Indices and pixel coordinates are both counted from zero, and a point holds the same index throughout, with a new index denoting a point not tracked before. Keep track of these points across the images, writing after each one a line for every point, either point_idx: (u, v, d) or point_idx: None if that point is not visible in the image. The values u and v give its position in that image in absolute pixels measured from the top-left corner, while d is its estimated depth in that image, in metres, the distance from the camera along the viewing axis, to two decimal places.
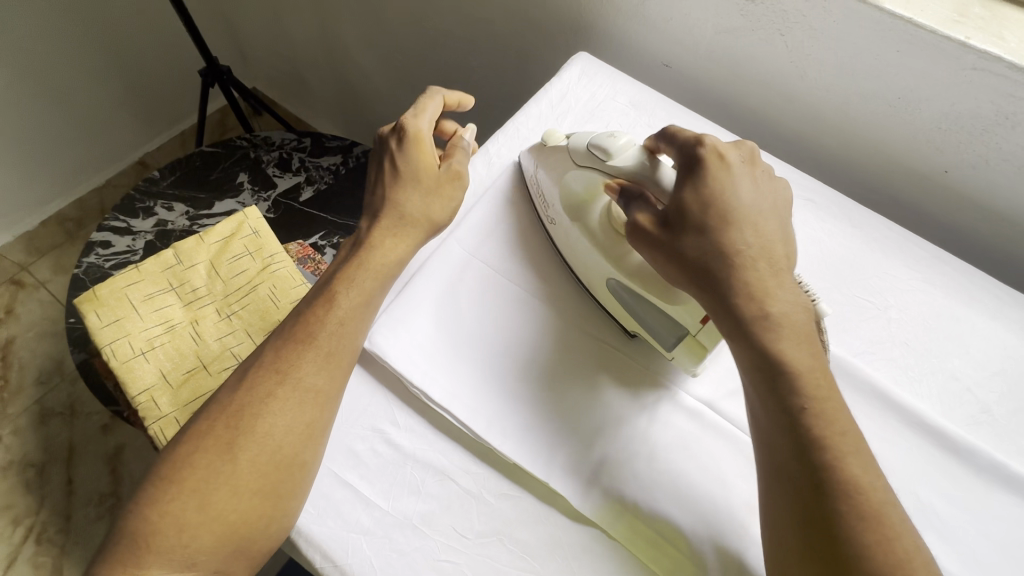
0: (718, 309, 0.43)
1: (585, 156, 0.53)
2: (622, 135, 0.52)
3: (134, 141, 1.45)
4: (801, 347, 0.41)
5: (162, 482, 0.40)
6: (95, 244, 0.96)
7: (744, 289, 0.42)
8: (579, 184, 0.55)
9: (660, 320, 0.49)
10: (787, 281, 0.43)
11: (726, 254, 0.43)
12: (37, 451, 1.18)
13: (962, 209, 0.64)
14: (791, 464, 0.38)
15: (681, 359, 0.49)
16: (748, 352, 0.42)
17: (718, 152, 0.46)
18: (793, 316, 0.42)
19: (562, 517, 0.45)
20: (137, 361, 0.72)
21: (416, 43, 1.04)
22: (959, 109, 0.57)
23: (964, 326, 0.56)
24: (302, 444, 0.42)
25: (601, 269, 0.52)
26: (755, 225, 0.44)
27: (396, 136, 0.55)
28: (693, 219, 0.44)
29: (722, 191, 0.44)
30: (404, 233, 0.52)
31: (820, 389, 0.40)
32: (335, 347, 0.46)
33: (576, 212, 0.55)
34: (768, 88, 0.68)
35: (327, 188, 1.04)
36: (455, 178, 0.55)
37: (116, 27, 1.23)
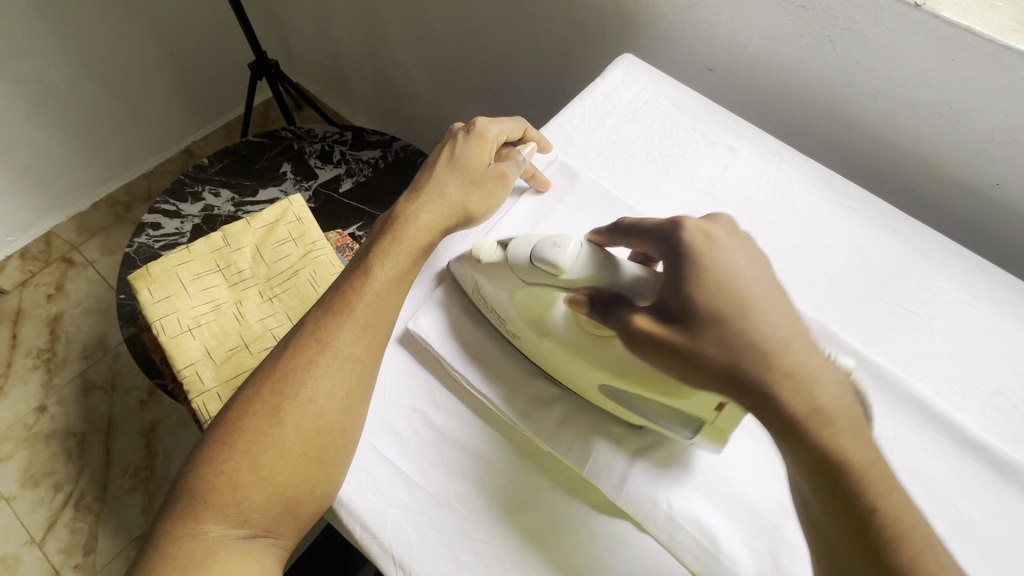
0: (758, 407, 0.37)
1: (531, 270, 0.48)
2: (565, 240, 0.46)
3: (183, 130, 1.51)
4: (861, 439, 0.36)
5: (216, 443, 0.43)
6: (146, 225, 1.00)
7: (788, 384, 0.37)
8: (529, 299, 0.49)
9: (671, 413, 0.44)
10: (826, 363, 0.38)
11: (750, 344, 0.38)
12: (79, 421, 1.24)
13: (1011, 222, 0.62)
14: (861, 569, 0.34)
15: (702, 441, 0.45)
16: (802, 459, 0.36)
17: (704, 232, 0.42)
18: (843, 403, 0.37)
19: (593, 506, 0.46)
20: (184, 336, 0.75)
21: (459, 41, 1.06)
22: (1014, 121, 0.56)
23: (1011, 341, 0.55)
24: (344, 410, 0.44)
25: (589, 376, 0.47)
26: (773, 305, 0.39)
27: (464, 130, 0.58)
28: (705, 310, 0.39)
29: (725, 272, 0.40)
30: (444, 217, 0.54)
31: (883, 482, 0.35)
32: (371, 319, 0.47)
33: (539, 326, 0.48)
34: (814, 95, 0.67)
35: (366, 181, 1.07)
36: (500, 179, 0.56)
37: (173, 20, 1.29)
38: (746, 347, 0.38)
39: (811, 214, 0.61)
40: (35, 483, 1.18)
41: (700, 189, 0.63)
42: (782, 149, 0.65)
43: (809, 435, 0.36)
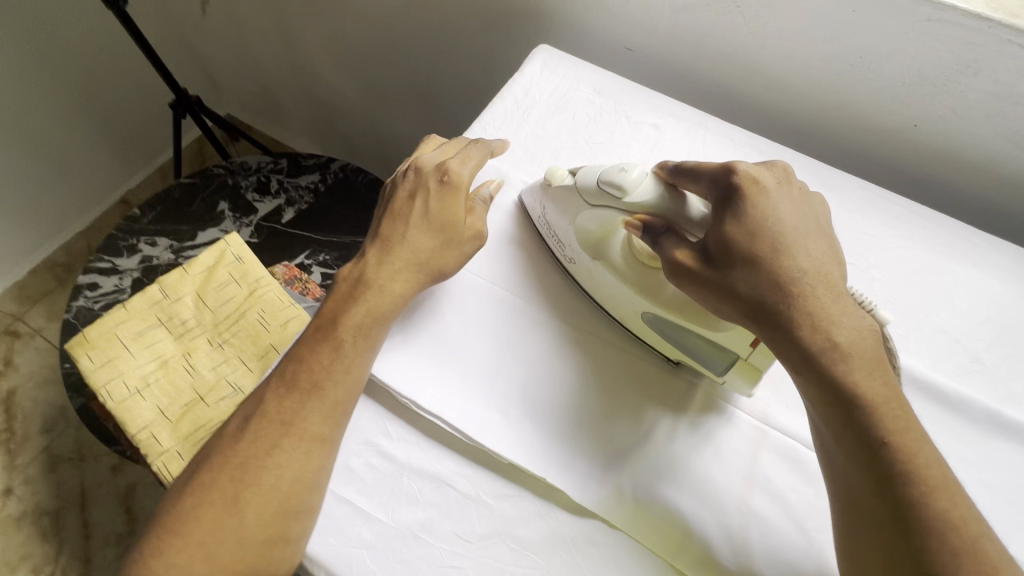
0: (780, 340, 0.41)
1: (598, 194, 0.49)
2: (634, 167, 0.47)
3: (115, 180, 1.44)
4: (871, 375, 0.39)
5: (169, 533, 0.41)
6: (82, 286, 0.96)
7: (808, 322, 0.40)
8: (592, 223, 0.51)
9: (710, 346, 0.47)
10: (849, 305, 0.41)
11: (780, 285, 0.41)
12: (51, 498, 1.19)
13: (935, 160, 0.64)
14: (870, 499, 0.37)
15: (734, 381, 0.47)
16: (817, 390, 0.40)
17: (753, 178, 0.44)
18: (860, 344, 0.40)
19: (562, 511, 0.45)
20: (134, 399, 0.72)
21: (381, 52, 1.03)
22: (921, 62, 0.57)
23: (948, 278, 0.56)
24: (309, 491, 0.42)
25: (633, 304, 0.49)
26: (807, 250, 0.43)
27: (437, 175, 0.52)
28: (742, 250, 0.42)
29: (769, 218, 0.43)
30: (413, 279, 0.50)
31: (897, 418, 0.38)
32: (342, 397, 0.45)
33: (597, 251, 0.52)
34: (731, 61, 0.67)
35: (308, 208, 1.05)
36: (475, 236, 0.52)
37: (89, 67, 1.23)
38: (774, 284, 0.41)
39: None
40: (13, 570, 1.13)
41: None
42: (706, 120, 0.65)
43: (825, 371, 0.39)
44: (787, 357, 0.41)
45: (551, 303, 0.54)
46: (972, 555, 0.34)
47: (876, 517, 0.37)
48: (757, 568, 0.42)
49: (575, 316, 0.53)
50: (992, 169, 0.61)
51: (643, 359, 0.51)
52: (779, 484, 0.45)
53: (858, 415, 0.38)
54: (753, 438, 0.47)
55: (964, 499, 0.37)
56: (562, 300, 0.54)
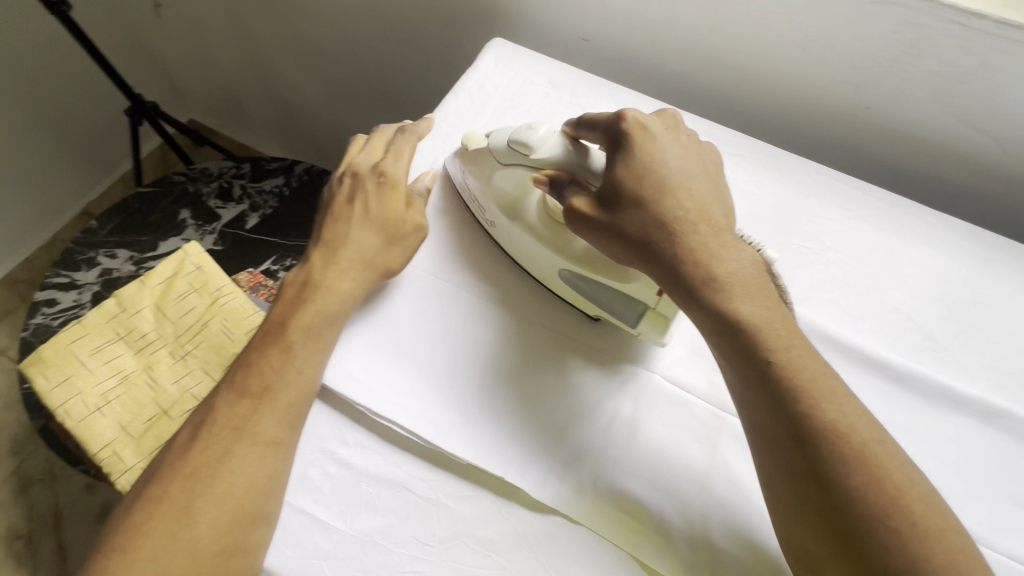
0: (669, 275, 0.42)
1: (508, 153, 0.50)
2: (541, 125, 0.49)
3: (75, 193, 1.39)
4: (752, 301, 0.41)
5: (117, 551, 0.39)
6: (39, 303, 0.93)
7: (689, 257, 0.42)
8: (508, 183, 0.52)
9: (621, 298, 0.48)
10: (731, 241, 0.43)
11: (664, 222, 0.43)
12: (23, 521, 1.16)
13: (887, 140, 0.64)
14: (769, 419, 0.39)
15: (646, 332, 0.48)
16: (702, 320, 0.42)
17: (641, 124, 0.45)
18: (739, 274, 0.41)
19: (523, 509, 0.45)
20: (94, 417, 0.70)
21: (339, 51, 1.01)
22: (869, 44, 0.57)
23: (901, 257, 0.56)
24: (265, 497, 0.41)
25: (549, 260, 0.50)
26: (691, 189, 0.44)
27: (375, 177, 0.53)
28: (629, 193, 0.43)
29: (654, 160, 0.44)
30: (361, 277, 0.50)
31: (780, 339, 0.40)
32: (294, 398, 0.45)
33: (513, 210, 0.52)
34: (686, 49, 0.67)
35: (272, 212, 1.02)
36: (417, 230, 0.53)
37: (41, 79, 1.17)
38: (659, 222, 0.42)
39: None
40: None
41: None
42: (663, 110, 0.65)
43: (708, 301, 0.41)
44: (675, 292, 0.42)
45: (509, 299, 0.53)
46: (861, 461, 0.36)
47: (775, 434, 0.38)
48: (717, 555, 0.43)
49: (533, 311, 0.53)
50: (941, 147, 0.62)
51: (603, 353, 0.50)
52: (738, 471, 0.45)
53: (743, 338, 0.40)
54: (713, 425, 0.47)
55: (857, 410, 0.38)
56: (521, 297, 0.53)
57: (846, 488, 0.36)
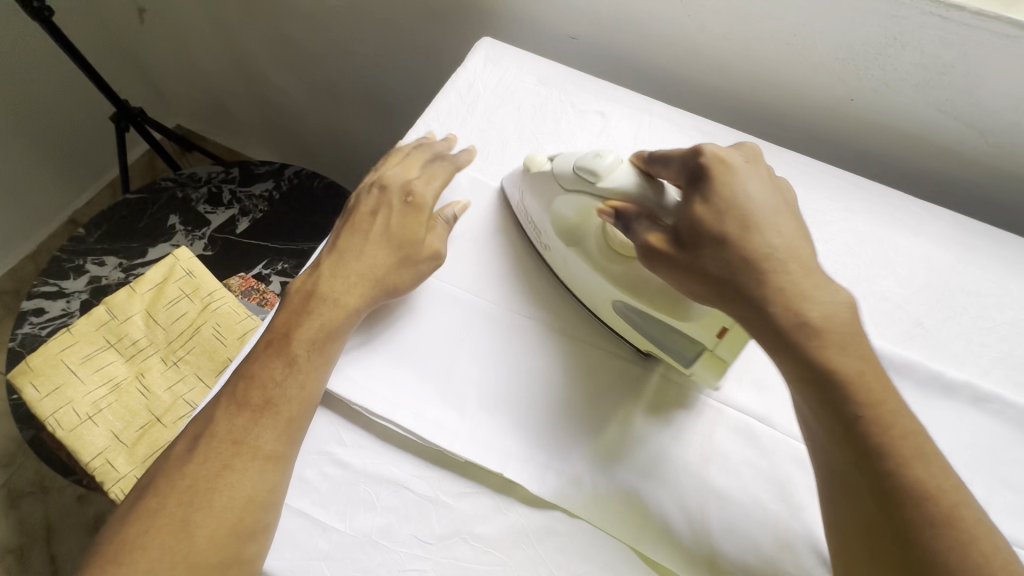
0: (755, 317, 0.40)
1: (574, 180, 0.49)
2: (609, 153, 0.47)
3: (61, 201, 1.37)
4: (846, 351, 0.38)
5: (111, 564, 0.38)
6: (27, 313, 0.91)
7: (780, 299, 0.40)
8: (567, 208, 0.51)
9: (678, 338, 0.47)
10: (823, 282, 0.40)
11: (750, 262, 0.40)
12: (14, 534, 1.14)
13: (872, 132, 0.65)
14: (851, 472, 0.37)
15: (701, 373, 0.47)
16: (792, 367, 0.39)
17: (721, 158, 0.44)
18: (832, 319, 0.39)
19: (521, 505, 0.45)
20: (85, 426, 0.69)
21: (327, 54, 1.01)
22: (852, 38, 0.58)
23: (888, 247, 0.57)
24: (263, 509, 0.41)
25: (604, 291, 0.49)
26: (777, 226, 0.42)
27: (402, 196, 0.53)
28: (711, 230, 0.42)
29: (737, 196, 0.42)
30: (368, 294, 0.49)
31: (874, 391, 0.37)
32: (296, 413, 0.44)
33: (572, 237, 0.51)
34: (673, 45, 0.68)
35: (263, 217, 1.02)
36: (431, 256, 0.52)
37: (23, 86, 1.15)
38: (742, 262, 0.41)
39: None
40: None
41: None
42: (651, 105, 0.65)
43: (801, 346, 0.39)
44: (762, 336, 0.40)
45: (504, 296, 0.53)
46: (950, 524, 0.34)
47: (856, 487, 0.37)
48: (716, 546, 0.43)
49: (528, 308, 0.53)
50: (924, 138, 0.63)
51: (599, 349, 0.51)
52: (733, 460, 0.46)
53: (831, 388, 0.38)
54: (710, 418, 0.48)
55: (945, 468, 0.36)
56: (515, 295, 0.53)
57: (928, 551, 0.34)
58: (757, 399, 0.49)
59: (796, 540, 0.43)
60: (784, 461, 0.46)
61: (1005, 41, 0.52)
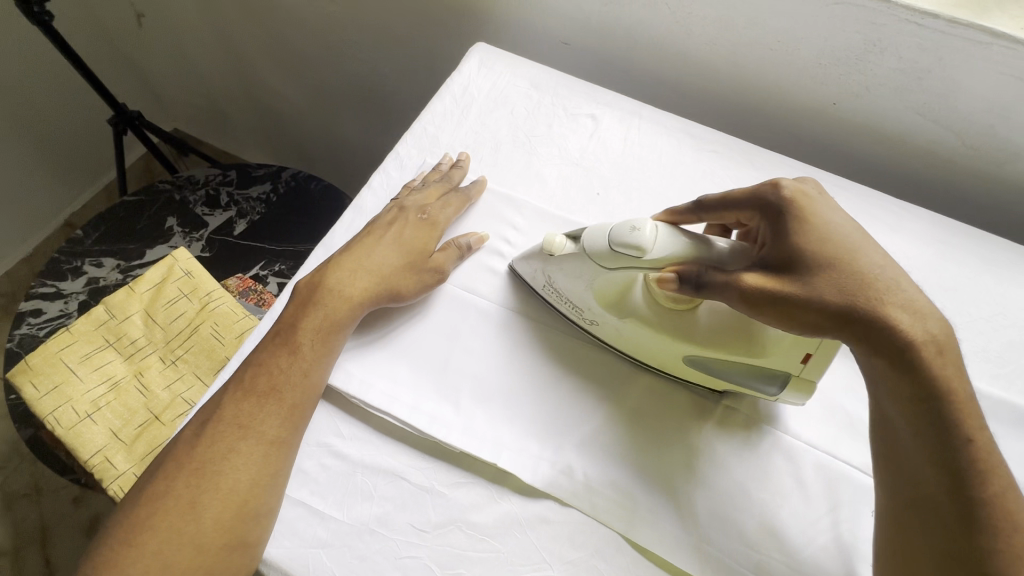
0: (876, 341, 0.39)
1: (613, 258, 0.45)
2: (641, 223, 0.44)
3: (57, 204, 1.37)
4: (958, 375, 0.39)
5: (123, 544, 0.40)
6: (25, 313, 0.92)
7: (903, 321, 0.39)
8: (609, 284, 0.48)
9: (759, 372, 0.46)
10: (924, 306, 0.41)
11: (867, 286, 0.40)
12: (9, 536, 1.13)
13: (854, 134, 0.67)
14: (942, 499, 0.37)
15: (791, 397, 0.47)
16: (914, 394, 0.38)
17: (802, 191, 0.45)
18: (949, 336, 0.39)
19: (515, 495, 0.46)
20: (84, 424, 0.70)
21: (325, 58, 1.03)
22: (833, 43, 0.60)
23: None
24: (266, 492, 0.42)
25: (674, 350, 0.47)
26: (872, 254, 0.42)
27: (418, 211, 0.56)
28: (817, 255, 0.41)
29: (831, 224, 0.43)
30: (372, 293, 0.51)
31: (976, 416, 0.38)
32: (299, 401, 0.46)
33: (622, 308, 0.48)
34: (662, 50, 0.70)
35: (260, 219, 1.03)
36: (434, 270, 0.53)
37: (22, 90, 1.16)
38: (859, 285, 0.40)
39: (677, 164, 0.63)
40: None
41: (569, 162, 0.64)
42: (641, 109, 0.67)
43: (922, 370, 0.38)
44: (888, 362, 0.39)
45: (498, 292, 0.55)
46: None
47: (945, 514, 0.37)
48: (704, 532, 0.45)
49: (522, 306, 0.54)
50: (903, 141, 0.65)
51: (589, 343, 0.53)
52: (719, 449, 0.48)
53: (938, 411, 0.38)
54: (698, 410, 0.49)
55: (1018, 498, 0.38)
56: (508, 291, 0.55)
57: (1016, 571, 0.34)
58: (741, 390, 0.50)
59: (781, 526, 0.45)
60: (769, 450, 0.48)
61: (978, 48, 0.54)
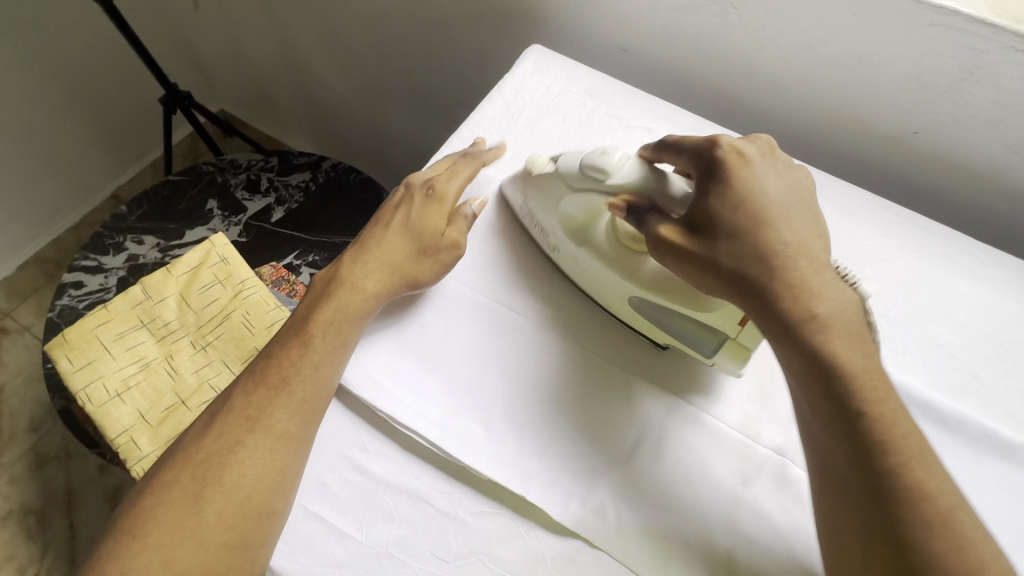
0: (765, 313, 0.41)
1: (581, 178, 0.49)
2: (615, 149, 0.47)
3: (106, 177, 1.40)
4: (852, 346, 0.40)
5: (126, 536, 0.39)
6: (66, 285, 0.94)
7: (789, 292, 0.41)
8: (576, 209, 0.51)
9: (696, 329, 0.47)
10: (832, 279, 0.42)
11: (763, 257, 0.41)
12: (36, 496, 1.17)
13: (934, 167, 0.62)
14: (849, 470, 0.37)
15: (723, 362, 0.47)
16: (798, 361, 0.40)
17: (736, 150, 0.44)
18: (839, 316, 0.40)
19: (542, 530, 0.44)
20: (113, 403, 0.70)
21: (374, 49, 1.01)
22: (922, 68, 0.55)
23: (945, 291, 0.54)
24: (272, 491, 0.41)
25: (620, 288, 0.49)
26: (791, 222, 0.42)
27: (422, 189, 0.53)
28: (726, 223, 0.42)
29: (752, 189, 0.42)
30: (387, 282, 0.50)
31: (877, 391, 0.39)
32: (309, 394, 0.44)
33: (581, 235, 0.51)
34: (728, 65, 0.66)
35: (298, 207, 1.03)
36: (454, 248, 0.52)
37: (78, 64, 1.18)
38: (755, 255, 0.41)
39: None
40: None
41: None
42: (701, 124, 0.63)
43: (802, 339, 0.40)
44: (775, 328, 0.41)
45: (540, 312, 0.52)
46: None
47: (850, 487, 0.37)
48: None
49: (562, 328, 0.52)
50: (988, 177, 0.60)
51: (632, 374, 0.49)
52: (768, 504, 0.44)
53: (834, 380, 0.39)
54: (746, 456, 0.46)
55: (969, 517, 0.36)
56: (551, 312, 0.52)
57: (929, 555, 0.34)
58: (794, 439, 0.46)
59: None
60: None
61: None
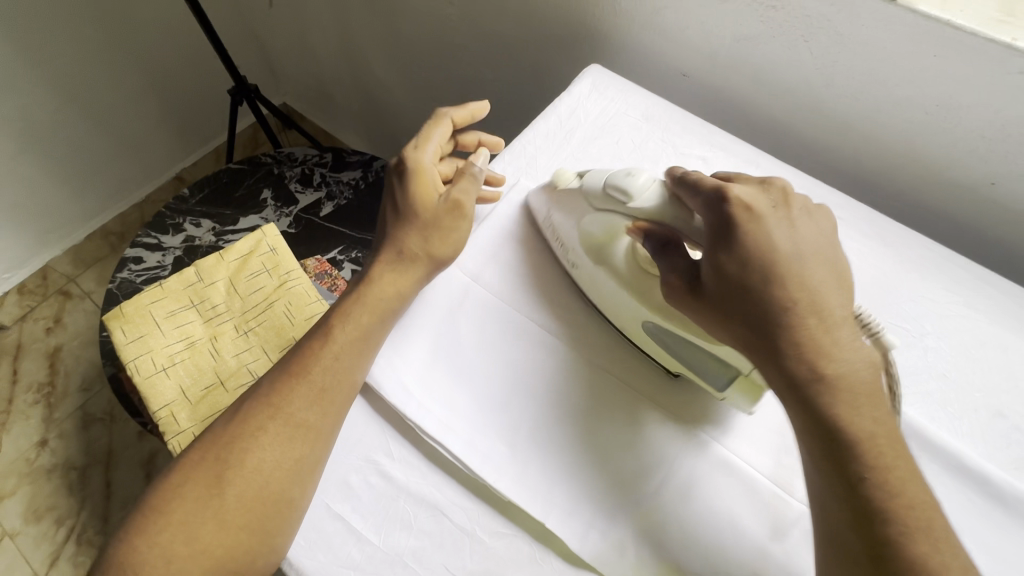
0: (771, 376, 0.40)
1: (603, 199, 0.50)
2: (641, 172, 0.48)
3: (171, 158, 1.47)
4: (861, 411, 0.38)
5: (152, 511, 0.41)
6: (128, 260, 0.99)
7: (799, 355, 0.39)
8: (597, 227, 0.51)
9: (711, 361, 0.46)
10: (846, 339, 0.40)
11: (771, 317, 0.40)
12: (80, 453, 1.23)
13: (1010, 221, 0.58)
14: (848, 534, 0.36)
15: (734, 398, 0.46)
16: (805, 430, 0.39)
17: (746, 204, 0.42)
18: (853, 378, 0.39)
19: (557, 559, 0.43)
20: (158, 376, 0.73)
21: (433, 55, 1.03)
22: (1006, 117, 0.52)
23: (1013, 356, 0.51)
24: (289, 479, 0.42)
25: (635, 311, 0.49)
26: (803, 274, 0.41)
27: (398, 171, 0.53)
28: (737, 279, 0.41)
29: (763, 245, 0.41)
30: (401, 268, 0.50)
31: (883, 459, 0.37)
32: (328, 382, 0.45)
33: (599, 254, 0.51)
34: (793, 97, 0.63)
35: (346, 204, 1.06)
36: (456, 208, 0.52)
37: (156, 50, 1.25)
38: (763, 316, 0.40)
39: None
40: (38, 518, 1.17)
41: None
42: (758, 157, 0.61)
43: (812, 407, 0.39)
44: (786, 394, 0.40)
45: (577, 337, 0.52)
46: None
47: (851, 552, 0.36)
48: None
49: (595, 354, 0.51)
50: None
51: (662, 407, 0.48)
52: (797, 562, 0.42)
53: (841, 447, 0.38)
54: (778, 508, 0.44)
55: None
56: (587, 337, 0.52)
57: None
58: None
59: None
60: None
61: None
